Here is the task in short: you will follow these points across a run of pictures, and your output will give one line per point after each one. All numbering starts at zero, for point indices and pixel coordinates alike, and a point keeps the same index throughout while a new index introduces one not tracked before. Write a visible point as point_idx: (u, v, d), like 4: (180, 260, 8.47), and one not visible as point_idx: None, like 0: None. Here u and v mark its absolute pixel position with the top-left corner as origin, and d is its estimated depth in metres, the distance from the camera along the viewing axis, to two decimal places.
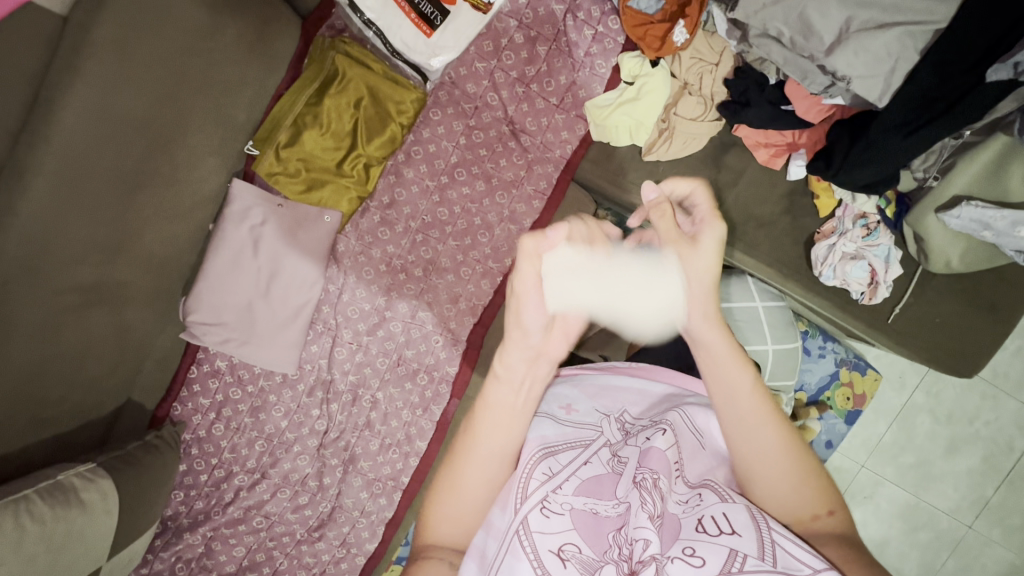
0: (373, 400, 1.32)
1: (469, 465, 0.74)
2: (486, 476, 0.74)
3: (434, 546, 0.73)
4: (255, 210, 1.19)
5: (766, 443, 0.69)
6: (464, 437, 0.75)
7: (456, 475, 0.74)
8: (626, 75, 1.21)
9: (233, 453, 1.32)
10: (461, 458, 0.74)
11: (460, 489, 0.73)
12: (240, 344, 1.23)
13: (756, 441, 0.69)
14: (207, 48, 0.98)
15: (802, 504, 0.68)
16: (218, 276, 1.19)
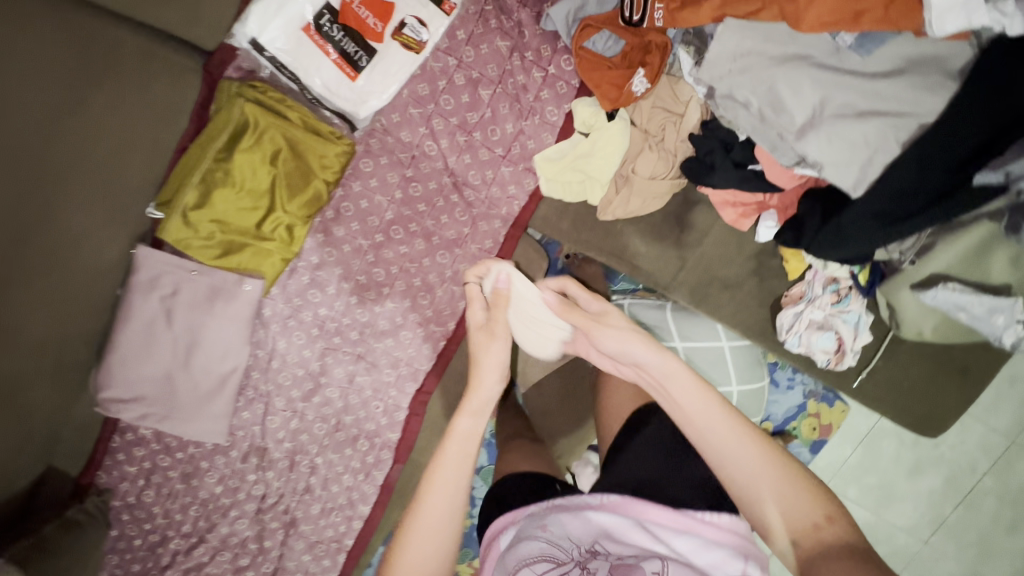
0: (312, 465, 1.26)
1: (410, 541, 0.81)
2: (448, 510, 0.83)
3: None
4: (165, 278, 1.07)
5: (750, 461, 0.75)
6: (410, 517, 0.83)
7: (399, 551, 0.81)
8: (583, 128, 1.08)
9: (166, 518, 1.26)
10: (403, 537, 0.81)
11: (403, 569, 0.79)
12: (162, 418, 1.14)
13: (741, 460, 0.76)
14: (58, 128, 0.85)
15: (800, 514, 0.71)
16: (128, 348, 1.08)
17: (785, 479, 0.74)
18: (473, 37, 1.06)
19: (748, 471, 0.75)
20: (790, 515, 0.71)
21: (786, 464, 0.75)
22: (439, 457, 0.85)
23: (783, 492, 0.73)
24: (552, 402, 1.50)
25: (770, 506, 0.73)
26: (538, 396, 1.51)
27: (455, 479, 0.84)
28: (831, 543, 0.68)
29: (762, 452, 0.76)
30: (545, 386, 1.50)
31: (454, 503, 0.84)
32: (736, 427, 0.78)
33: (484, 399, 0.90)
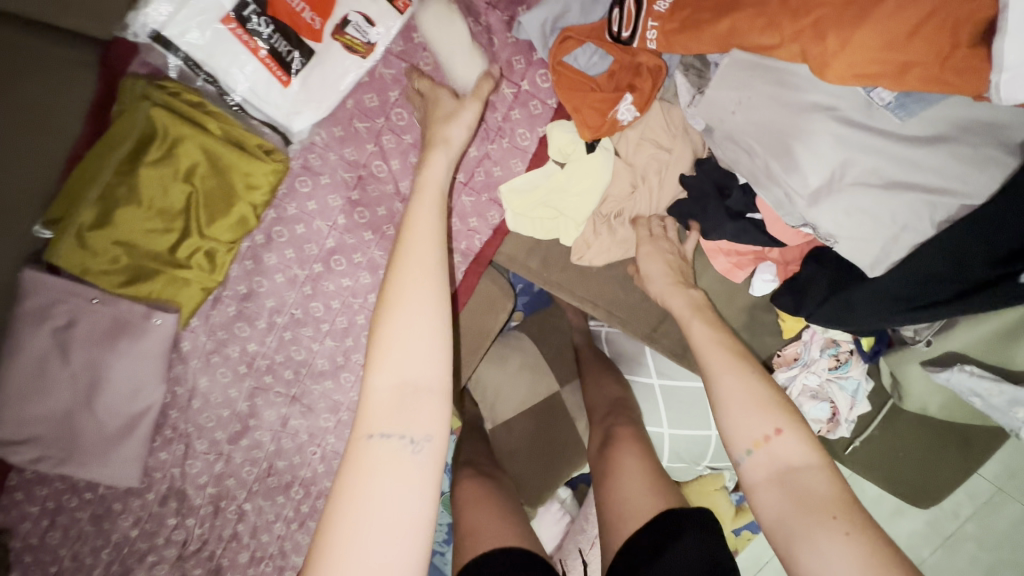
0: (240, 511, 1.13)
1: (390, 325, 0.59)
2: (405, 371, 0.59)
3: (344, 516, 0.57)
4: (60, 308, 0.91)
5: (729, 382, 0.72)
6: (382, 312, 0.60)
7: (390, 333, 0.60)
8: (558, 158, 0.92)
9: (76, 561, 1.12)
10: (381, 324, 0.60)
11: (398, 340, 0.59)
12: (60, 462, 1.00)
13: (719, 384, 0.73)
14: None
15: (754, 425, 0.68)
16: (16, 385, 0.93)
17: (758, 399, 0.70)
18: None
19: (725, 386, 0.72)
20: (749, 426, 0.68)
21: (755, 384, 0.71)
22: (403, 233, 0.64)
23: (748, 403, 0.70)
24: (521, 443, 1.41)
25: (735, 421, 0.70)
26: (508, 436, 1.41)
27: (433, 249, 0.63)
28: (784, 463, 0.66)
29: (738, 370, 0.72)
30: (516, 427, 1.41)
31: (431, 244, 0.63)
32: (716, 345, 0.77)
33: (433, 195, 0.67)
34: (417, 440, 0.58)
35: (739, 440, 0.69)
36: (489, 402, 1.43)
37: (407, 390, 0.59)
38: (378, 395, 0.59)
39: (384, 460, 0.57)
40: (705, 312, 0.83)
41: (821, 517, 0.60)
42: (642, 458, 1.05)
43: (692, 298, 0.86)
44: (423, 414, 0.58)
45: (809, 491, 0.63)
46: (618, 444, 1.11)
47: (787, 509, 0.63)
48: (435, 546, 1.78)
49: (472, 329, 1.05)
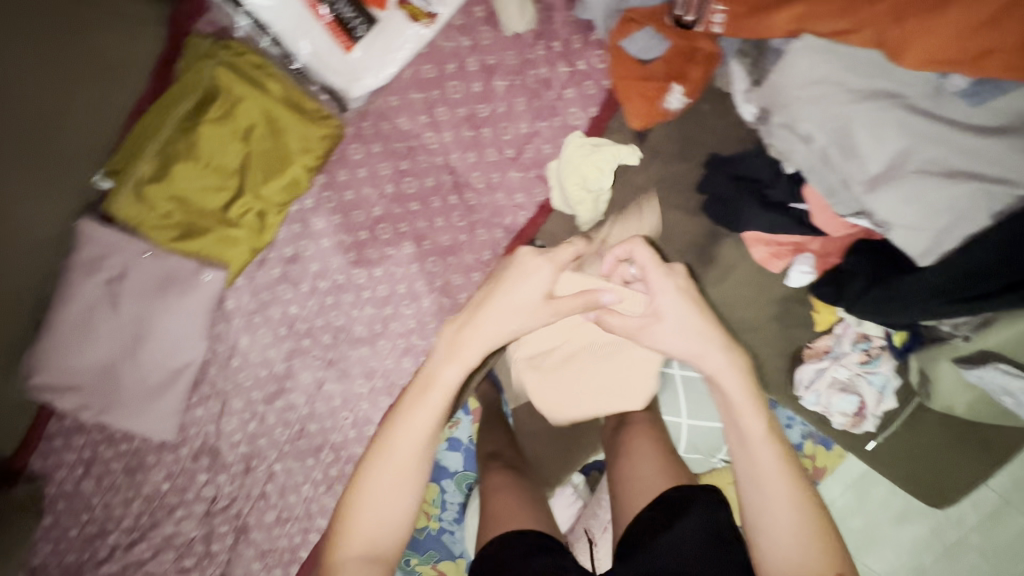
0: (270, 471, 1.15)
1: (374, 478, 0.80)
2: (402, 458, 0.80)
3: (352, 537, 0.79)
4: (112, 259, 0.93)
5: (774, 499, 0.79)
6: (371, 454, 0.82)
7: (358, 508, 0.79)
8: (602, 142, 0.91)
9: (106, 511, 1.16)
10: (394, 424, 0.82)
11: (361, 521, 0.79)
12: (101, 412, 1.02)
13: (766, 494, 0.80)
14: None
15: (805, 556, 0.75)
16: (61, 333, 0.94)
17: (807, 531, 0.77)
18: (493, 18, 0.91)
19: (770, 505, 0.79)
20: (795, 560, 0.75)
21: (807, 513, 0.78)
22: (418, 399, 0.83)
23: (794, 530, 0.77)
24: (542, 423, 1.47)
25: (780, 548, 0.77)
26: (529, 416, 1.46)
27: (417, 444, 0.81)
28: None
29: (793, 499, 0.79)
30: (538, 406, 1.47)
31: (449, 377, 0.83)
32: (772, 459, 0.82)
33: (478, 342, 0.83)
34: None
35: (781, 567, 0.76)
36: (514, 382, 1.48)
37: (370, 556, 0.78)
38: (382, 474, 0.80)
39: (370, 532, 0.79)
40: (762, 410, 0.85)
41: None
42: (658, 440, 1.05)
43: (743, 369, 0.86)
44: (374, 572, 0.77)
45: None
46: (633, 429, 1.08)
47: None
48: (445, 524, 1.79)
49: None
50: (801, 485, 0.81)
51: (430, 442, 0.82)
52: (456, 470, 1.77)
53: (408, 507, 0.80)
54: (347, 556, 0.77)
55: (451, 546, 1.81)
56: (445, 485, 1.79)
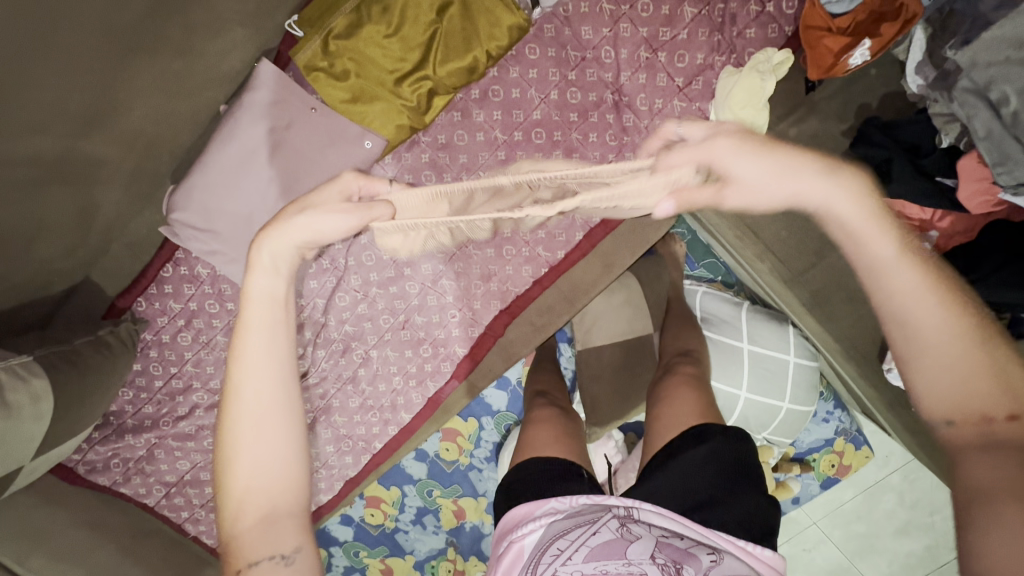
0: (365, 356, 1.15)
1: (244, 417, 0.59)
2: (263, 402, 0.59)
3: (243, 502, 0.58)
4: (281, 108, 0.96)
5: (925, 330, 0.57)
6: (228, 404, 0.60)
7: (230, 472, 0.59)
8: (771, 69, 0.93)
9: (196, 367, 1.15)
10: (236, 357, 0.60)
11: (239, 478, 0.58)
12: (229, 261, 1.03)
13: (915, 325, 0.58)
14: None
15: (975, 401, 0.55)
16: (219, 176, 0.97)
17: (975, 365, 0.56)
18: None
19: (929, 339, 0.57)
20: (958, 391, 0.56)
21: (956, 326, 0.57)
22: (241, 329, 0.61)
23: (966, 365, 0.56)
24: (606, 369, 1.41)
25: (933, 379, 0.57)
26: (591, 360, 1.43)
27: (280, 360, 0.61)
28: (1010, 444, 0.53)
29: (956, 328, 0.57)
30: (606, 352, 1.41)
31: (272, 292, 0.62)
32: (920, 277, 0.58)
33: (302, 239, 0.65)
34: (290, 551, 0.58)
35: (941, 407, 0.57)
36: (586, 326, 1.45)
37: (266, 515, 0.58)
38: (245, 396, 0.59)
39: (245, 451, 0.58)
40: (883, 214, 0.61)
41: (1010, 495, 0.50)
42: (699, 390, 0.96)
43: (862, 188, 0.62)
44: (285, 536, 0.58)
45: (1012, 472, 0.51)
46: (681, 360, 1.11)
47: (978, 476, 0.53)
48: (475, 461, 1.56)
49: (632, 232, 1.12)
50: (958, 307, 0.58)
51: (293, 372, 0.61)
52: (500, 409, 1.54)
53: (295, 421, 0.60)
54: (240, 526, 0.58)
55: (476, 484, 1.56)
56: (484, 420, 1.55)
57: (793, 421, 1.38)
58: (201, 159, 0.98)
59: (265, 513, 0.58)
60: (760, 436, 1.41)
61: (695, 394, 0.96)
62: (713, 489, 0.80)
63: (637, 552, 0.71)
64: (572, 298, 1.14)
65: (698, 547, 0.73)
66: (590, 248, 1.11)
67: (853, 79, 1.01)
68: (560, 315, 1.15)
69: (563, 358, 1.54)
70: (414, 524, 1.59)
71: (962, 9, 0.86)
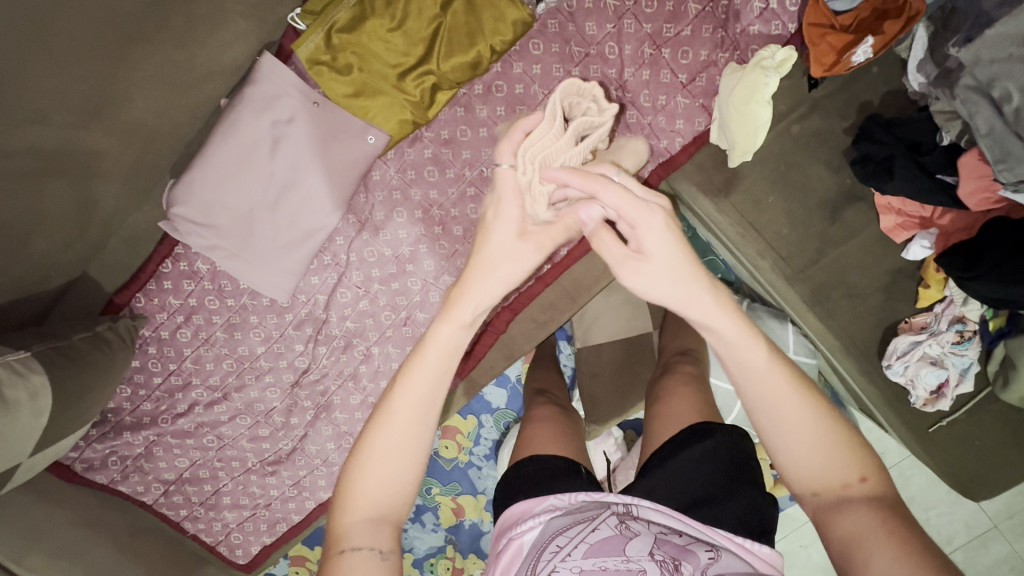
0: (367, 353, 1.14)
1: (400, 416, 0.62)
2: (416, 423, 0.63)
3: (365, 503, 0.61)
4: (283, 102, 0.96)
5: (791, 421, 0.62)
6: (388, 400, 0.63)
7: (361, 471, 0.62)
8: (774, 66, 0.93)
9: (195, 364, 1.14)
10: (401, 379, 0.64)
11: (365, 479, 0.61)
12: (229, 256, 1.01)
13: (782, 417, 0.63)
14: None
15: (831, 471, 0.61)
16: (220, 170, 0.96)
17: (831, 440, 0.62)
18: None
19: (791, 425, 0.63)
20: (821, 471, 0.62)
21: (812, 412, 0.63)
22: (414, 358, 0.65)
23: (824, 443, 0.62)
24: (606, 367, 1.40)
25: (797, 455, 0.62)
26: (590, 358, 1.43)
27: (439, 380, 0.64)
28: (860, 502, 0.59)
29: (812, 413, 0.63)
30: (605, 350, 1.41)
31: (455, 333, 0.65)
32: (779, 371, 0.64)
33: (502, 279, 0.68)
34: (387, 549, 0.60)
35: (808, 481, 0.62)
36: (585, 324, 1.45)
37: (375, 519, 0.61)
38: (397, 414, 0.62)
39: (383, 457, 0.61)
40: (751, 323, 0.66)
41: (883, 538, 0.56)
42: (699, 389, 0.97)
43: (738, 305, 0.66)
44: (385, 541, 0.60)
45: (870, 524, 0.58)
46: (682, 358, 1.11)
47: (842, 533, 0.59)
48: (474, 459, 1.56)
49: None
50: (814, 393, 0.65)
51: (444, 398, 0.65)
52: (499, 407, 1.53)
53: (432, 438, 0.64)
54: (354, 512, 0.61)
55: (475, 481, 1.56)
56: (483, 418, 1.55)
57: None
58: (202, 153, 0.97)
59: (383, 516, 0.61)
60: (758, 433, 1.42)
61: (697, 391, 0.96)
62: (715, 484, 0.80)
63: (636, 548, 0.69)
64: (575, 294, 1.14)
65: (697, 543, 0.71)
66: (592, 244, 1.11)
67: (854, 77, 1.02)
68: (563, 312, 1.16)
69: (562, 356, 1.53)
70: (412, 522, 1.58)
71: (964, 7, 0.87)
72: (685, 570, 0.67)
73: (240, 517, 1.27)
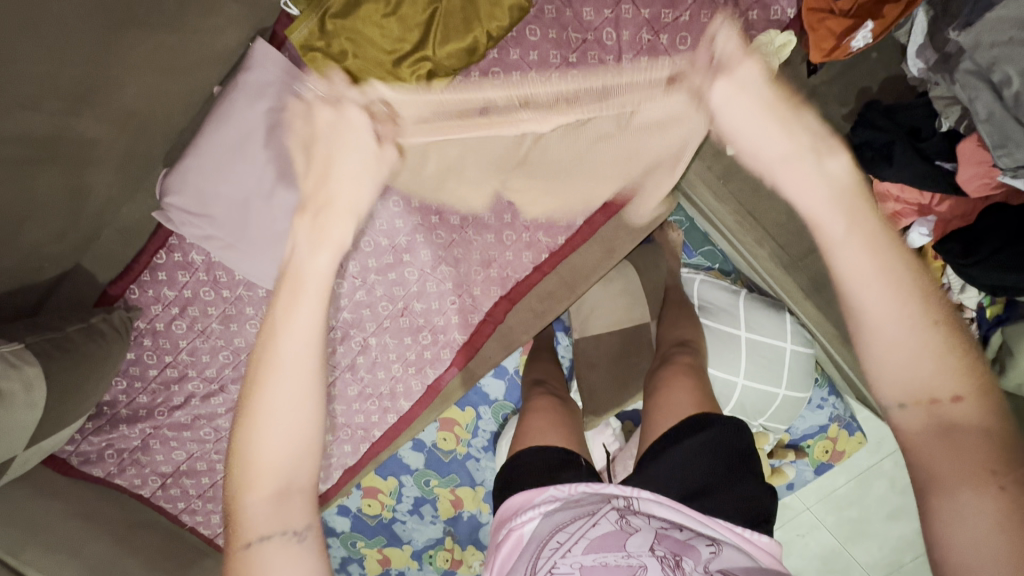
0: (364, 344, 1.14)
1: (269, 403, 0.60)
2: (296, 394, 0.60)
3: (262, 490, 0.60)
4: (276, 89, 0.95)
5: (876, 311, 0.55)
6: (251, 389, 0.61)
7: (249, 449, 0.60)
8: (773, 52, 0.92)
9: (191, 356, 1.13)
10: (268, 350, 0.61)
11: (257, 460, 0.59)
12: (224, 246, 1.01)
13: (867, 308, 0.56)
14: None
15: (926, 380, 0.54)
16: (215, 160, 0.96)
17: (932, 343, 0.55)
18: None
19: (877, 319, 0.56)
20: (909, 377, 0.55)
21: (908, 303, 0.55)
22: (277, 322, 0.62)
23: (920, 345, 0.55)
24: (604, 358, 1.40)
25: (889, 359, 0.56)
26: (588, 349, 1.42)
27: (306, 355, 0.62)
28: (953, 425, 0.53)
29: (906, 307, 0.55)
30: (603, 341, 1.41)
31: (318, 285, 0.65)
32: (867, 260, 0.56)
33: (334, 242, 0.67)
34: (301, 528, 0.60)
35: (896, 390, 0.56)
36: (582, 315, 1.44)
37: (279, 497, 0.60)
38: (272, 389, 0.60)
39: (268, 429, 0.59)
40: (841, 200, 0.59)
41: (978, 478, 0.51)
42: (698, 378, 0.97)
43: (825, 171, 0.61)
44: (297, 516, 0.60)
45: (971, 449, 0.52)
46: (681, 347, 1.11)
47: (945, 463, 0.53)
48: (473, 450, 1.55)
49: (633, 217, 1.11)
50: (917, 288, 0.56)
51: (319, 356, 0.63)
52: (497, 398, 1.53)
53: (316, 413, 0.61)
54: (252, 502, 0.60)
55: (474, 473, 1.56)
56: (481, 409, 1.55)
57: (788, 407, 1.39)
58: (197, 141, 0.96)
59: (283, 498, 0.60)
60: (756, 423, 1.42)
61: (696, 381, 0.96)
62: (714, 472, 0.79)
63: (637, 544, 0.69)
64: (573, 284, 1.13)
65: (697, 539, 0.72)
66: (590, 233, 1.10)
67: (853, 63, 1.02)
68: (559, 302, 1.15)
69: (560, 347, 1.51)
70: (411, 514, 1.58)
71: None
72: (686, 566, 0.67)
73: None
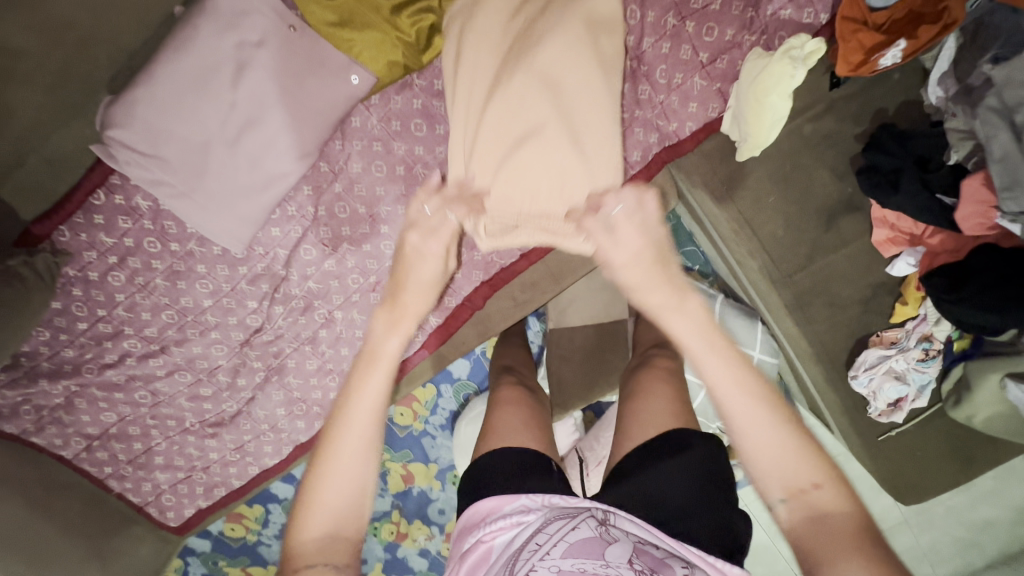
0: (328, 317, 1.04)
1: (342, 452, 0.64)
2: (359, 453, 0.65)
3: (308, 534, 0.62)
4: (252, 21, 0.84)
5: (754, 430, 0.63)
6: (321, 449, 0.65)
7: (316, 491, 0.63)
8: (802, 58, 0.88)
9: (129, 312, 1.01)
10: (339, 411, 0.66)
11: (319, 500, 0.63)
12: (176, 195, 0.89)
13: (748, 428, 0.63)
14: None
15: (794, 474, 0.61)
16: (171, 91, 0.83)
17: (794, 445, 0.62)
18: None
19: (752, 437, 0.63)
20: (784, 478, 0.62)
21: (769, 412, 0.64)
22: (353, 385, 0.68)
23: (782, 452, 0.62)
24: (577, 352, 1.36)
25: (766, 465, 0.62)
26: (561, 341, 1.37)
27: (370, 423, 0.66)
28: (818, 511, 0.59)
29: (771, 418, 0.63)
30: (579, 334, 1.36)
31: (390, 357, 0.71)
32: (743, 386, 0.65)
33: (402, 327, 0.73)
34: (342, 562, 0.61)
35: (773, 489, 0.62)
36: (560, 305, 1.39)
37: (330, 533, 0.62)
38: (337, 447, 0.65)
39: (335, 477, 0.64)
40: (714, 335, 0.69)
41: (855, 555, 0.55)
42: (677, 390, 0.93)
43: (702, 319, 0.71)
44: (341, 556, 0.62)
45: (841, 531, 0.57)
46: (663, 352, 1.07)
47: (817, 547, 0.58)
48: (429, 428, 1.50)
49: None
50: (774, 404, 0.65)
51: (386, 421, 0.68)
52: (460, 377, 1.48)
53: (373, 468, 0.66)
54: (306, 534, 0.62)
55: (428, 450, 1.52)
56: (443, 387, 1.49)
57: None
58: (150, 68, 0.83)
59: (331, 538, 0.62)
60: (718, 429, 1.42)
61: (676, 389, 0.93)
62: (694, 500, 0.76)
63: (615, 554, 0.66)
64: (558, 275, 1.07)
65: (673, 559, 0.68)
66: None
67: (872, 82, 0.99)
68: (543, 293, 1.09)
69: (531, 333, 1.48)
70: None
71: (995, 22, 0.85)
72: None
73: (173, 479, 1.17)
